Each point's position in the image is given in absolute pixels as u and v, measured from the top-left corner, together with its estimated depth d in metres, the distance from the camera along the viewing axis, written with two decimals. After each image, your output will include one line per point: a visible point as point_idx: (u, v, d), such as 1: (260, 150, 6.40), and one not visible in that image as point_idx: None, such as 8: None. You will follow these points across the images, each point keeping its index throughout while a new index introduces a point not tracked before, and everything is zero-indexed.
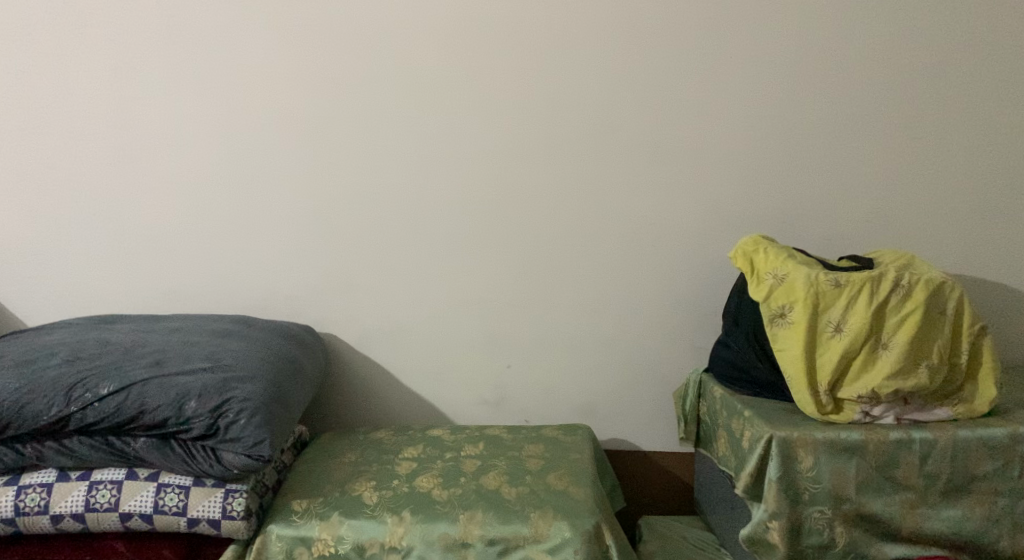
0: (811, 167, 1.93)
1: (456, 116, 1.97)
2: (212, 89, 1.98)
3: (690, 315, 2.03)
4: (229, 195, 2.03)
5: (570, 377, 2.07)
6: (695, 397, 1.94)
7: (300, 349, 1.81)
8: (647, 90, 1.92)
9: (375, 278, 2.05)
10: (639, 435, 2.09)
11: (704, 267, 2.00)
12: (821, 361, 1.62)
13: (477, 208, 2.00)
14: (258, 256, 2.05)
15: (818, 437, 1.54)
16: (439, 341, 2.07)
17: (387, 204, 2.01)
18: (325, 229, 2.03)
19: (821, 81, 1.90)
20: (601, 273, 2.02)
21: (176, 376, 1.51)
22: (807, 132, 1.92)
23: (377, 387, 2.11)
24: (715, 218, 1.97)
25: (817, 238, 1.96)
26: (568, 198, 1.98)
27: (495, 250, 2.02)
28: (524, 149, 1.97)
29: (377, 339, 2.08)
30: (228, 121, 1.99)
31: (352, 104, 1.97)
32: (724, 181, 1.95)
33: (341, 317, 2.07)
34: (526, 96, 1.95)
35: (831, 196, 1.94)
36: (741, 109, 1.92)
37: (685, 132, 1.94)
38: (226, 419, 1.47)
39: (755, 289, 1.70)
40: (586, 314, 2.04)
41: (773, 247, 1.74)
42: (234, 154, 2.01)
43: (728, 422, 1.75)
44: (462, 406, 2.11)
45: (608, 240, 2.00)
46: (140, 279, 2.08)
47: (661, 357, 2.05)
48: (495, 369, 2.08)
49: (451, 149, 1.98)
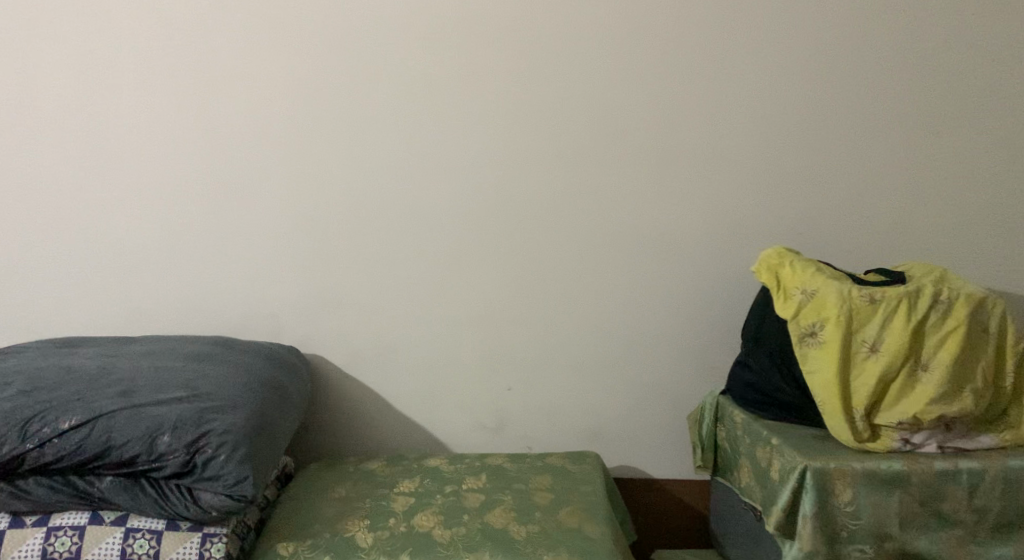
0: (831, 176, 1.82)
1: (450, 121, 1.83)
2: (188, 92, 1.83)
3: (703, 333, 1.89)
4: (208, 206, 1.87)
5: (575, 400, 1.93)
6: (711, 421, 1.80)
7: (285, 375, 1.65)
8: (655, 91, 1.80)
9: (365, 294, 1.90)
10: (649, 462, 1.96)
11: (717, 282, 1.87)
12: (856, 385, 1.50)
13: (474, 219, 1.86)
14: (237, 272, 1.90)
15: (856, 467, 1.42)
16: (433, 362, 1.93)
17: (378, 215, 1.87)
18: (311, 241, 1.88)
19: (841, 84, 1.78)
20: (609, 288, 1.88)
21: (147, 407, 1.34)
22: (828, 138, 1.80)
23: (367, 413, 1.95)
24: (731, 229, 1.84)
25: (839, 250, 1.84)
26: (572, 208, 1.85)
27: (494, 264, 1.88)
28: (526, 156, 1.83)
29: (368, 360, 1.93)
30: (204, 125, 1.84)
31: (340, 107, 1.83)
32: (738, 189, 1.83)
33: (328, 336, 1.92)
34: (526, 99, 1.81)
35: (853, 207, 1.82)
36: (756, 113, 1.80)
37: (696, 137, 1.81)
38: (203, 454, 1.31)
39: (782, 306, 1.58)
40: (592, 333, 1.90)
41: (800, 260, 1.62)
42: (210, 162, 1.86)
43: (752, 450, 1.62)
44: (459, 433, 1.96)
45: (615, 253, 1.87)
46: (108, 299, 1.91)
47: (674, 377, 1.92)
48: (495, 392, 1.94)
49: (447, 156, 1.84)
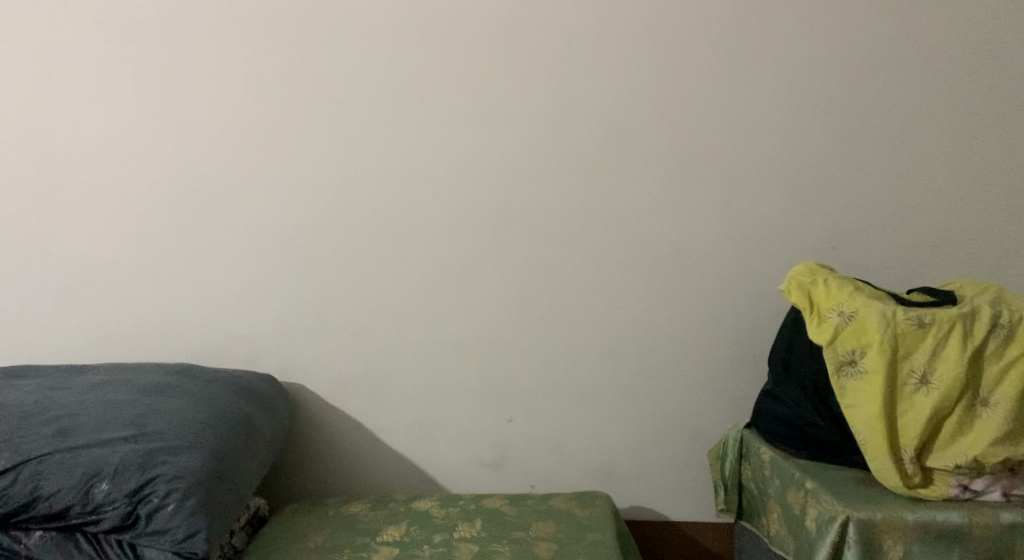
0: (868, 185, 1.63)
1: (443, 128, 1.66)
2: (154, 99, 1.68)
3: (725, 360, 1.70)
4: (178, 223, 1.71)
5: (583, 434, 1.74)
6: (735, 458, 1.61)
7: (256, 407, 1.48)
8: (669, 93, 1.62)
9: (351, 318, 1.73)
10: (666, 502, 1.76)
11: (740, 303, 1.68)
12: (904, 422, 1.30)
13: (469, 235, 1.69)
14: (210, 295, 1.73)
15: (907, 518, 1.24)
16: (426, 392, 1.74)
17: (366, 230, 1.69)
18: (292, 259, 1.71)
19: (876, 85, 1.60)
20: (621, 310, 1.70)
21: (85, 450, 1.19)
22: (864, 144, 1.62)
23: (353, 448, 1.77)
24: (756, 244, 1.66)
25: (878, 267, 1.65)
26: (578, 222, 1.67)
27: (491, 285, 1.70)
28: (528, 165, 1.66)
29: (354, 390, 1.75)
30: (173, 136, 1.69)
31: (323, 113, 1.66)
32: (762, 200, 1.64)
33: (310, 363, 1.74)
34: (528, 103, 1.64)
35: (892, 219, 1.64)
36: (782, 116, 1.62)
37: (715, 143, 1.63)
38: (148, 505, 1.15)
39: (816, 331, 1.39)
40: (601, 360, 1.72)
41: (836, 278, 1.42)
42: (180, 176, 1.70)
43: (782, 494, 1.43)
44: (455, 470, 1.77)
45: (626, 272, 1.68)
46: (71, 325, 1.76)
47: (693, 409, 1.72)
48: (494, 424, 1.75)
49: (441, 165, 1.67)
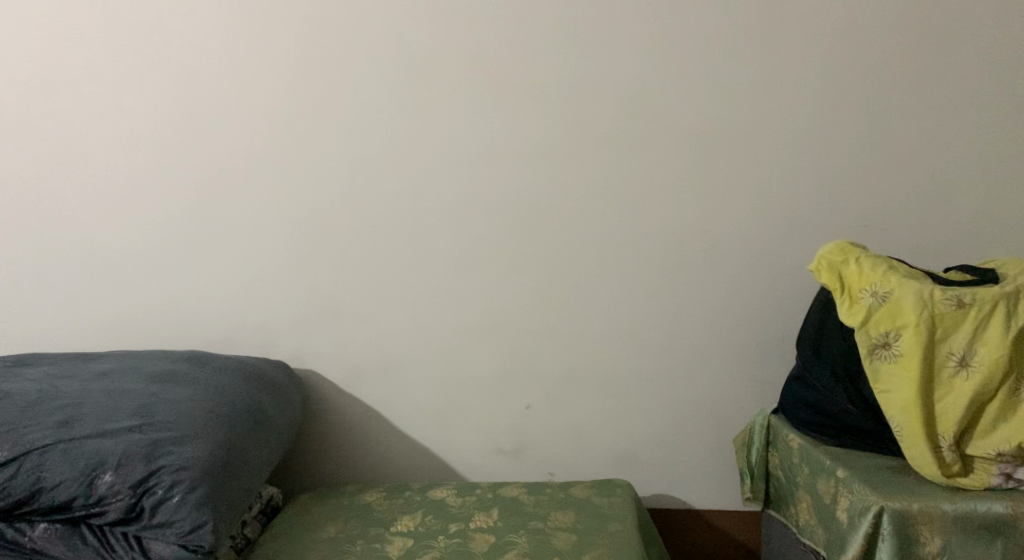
0: (903, 160, 1.55)
1: (457, 106, 1.60)
2: (162, 80, 1.63)
3: (751, 343, 1.64)
4: (188, 208, 1.67)
5: (603, 421, 1.69)
6: (762, 445, 1.56)
7: (267, 395, 1.45)
8: (692, 67, 1.54)
9: (365, 305, 1.68)
10: (690, 490, 1.71)
11: (767, 285, 1.61)
12: (942, 407, 1.23)
13: (484, 217, 1.63)
14: (221, 281, 1.69)
15: (946, 509, 1.18)
16: (442, 379, 1.70)
17: (378, 214, 1.64)
18: (304, 245, 1.67)
19: (912, 53, 1.51)
20: (643, 294, 1.64)
21: (88, 440, 1.17)
22: (899, 116, 1.53)
23: (368, 436, 1.73)
24: (784, 224, 1.58)
25: (913, 246, 1.57)
26: (597, 203, 1.61)
27: (507, 268, 1.65)
28: (545, 144, 1.60)
29: (370, 378, 1.71)
30: (181, 119, 1.64)
31: (334, 93, 1.61)
32: (790, 177, 1.57)
33: (324, 350, 1.71)
34: (545, 78, 1.57)
35: (928, 195, 1.55)
36: (812, 87, 1.54)
37: (741, 118, 1.55)
38: (152, 497, 1.12)
39: (848, 312, 1.32)
40: (622, 345, 1.66)
41: (868, 257, 1.35)
42: (189, 160, 1.66)
43: (812, 482, 1.37)
44: (472, 458, 1.73)
45: (647, 253, 1.62)
46: (83, 313, 1.73)
47: (718, 395, 1.66)
48: (512, 411, 1.71)
49: (456, 146, 1.61)
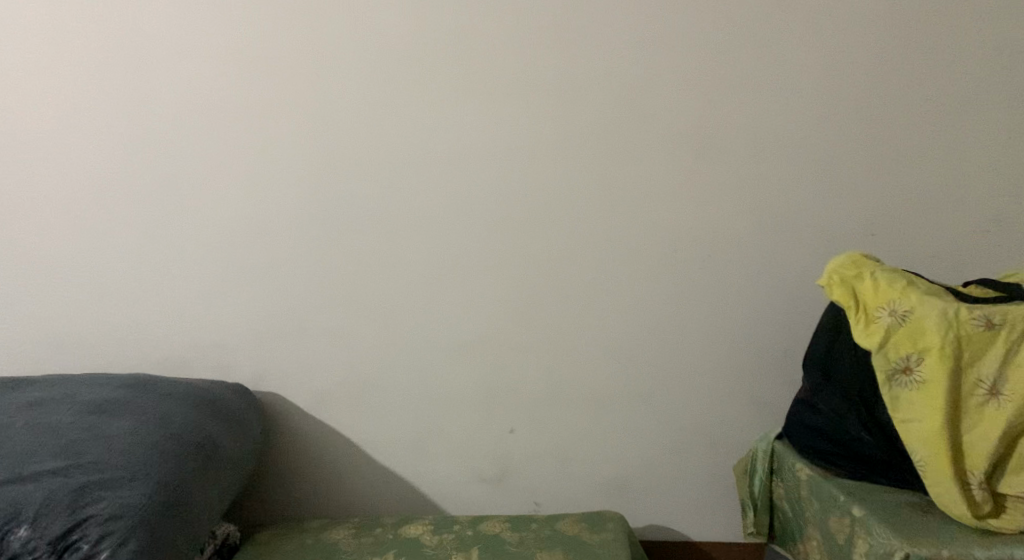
0: (917, 164, 1.43)
1: (432, 106, 1.45)
2: (106, 75, 1.46)
3: (751, 363, 1.51)
4: (137, 216, 1.51)
5: (593, 447, 1.56)
6: (765, 474, 1.44)
7: (222, 425, 1.30)
8: (689, 64, 1.41)
9: (333, 322, 1.54)
10: (685, 520, 1.58)
11: (769, 299, 1.49)
12: (970, 439, 1.11)
13: (462, 226, 1.49)
14: (175, 296, 1.54)
15: (977, 555, 1.06)
16: (417, 402, 1.56)
17: (346, 223, 1.50)
18: (265, 257, 1.52)
19: (926, 50, 1.39)
20: (636, 310, 1.51)
21: (6, 488, 1.04)
22: (912, 118, 1.41)
23: (337, 464, 1.59)
24: (789, 233, 1.46)
25: (927, 257, 1.45)
26: (586, 211, 1.47)
27: (488, 282, 1.51)
28: (529, 147, 1.46)
29: (338, 401, 1.57)
30: (128, 118, 1.48)
31: (297, 91, 1.46)
32: (795, 183, 1.44)
33: (288, 371, 1.56)
34: (528, 75, 1.43)
35: (941, 202, 1.44)
36: (819, 86, 1.41)
37: (741, 120, 1.43)
38: (77, 553, 1.00)
39: (863, 333, 1.20)
40: (612, 365, 1.53)
41: (884, 272, 1.24)
42: (137, 164, 1.50)
43: (824, 519, 1.25)
44: (451, 487, 1.60)
45: (639, 266, 1.49)
46: (21, 331, 1.56)
47: (716, 418, 1.54)
48: (494, 436, 1.57)
49: (432, 149, 1.47)
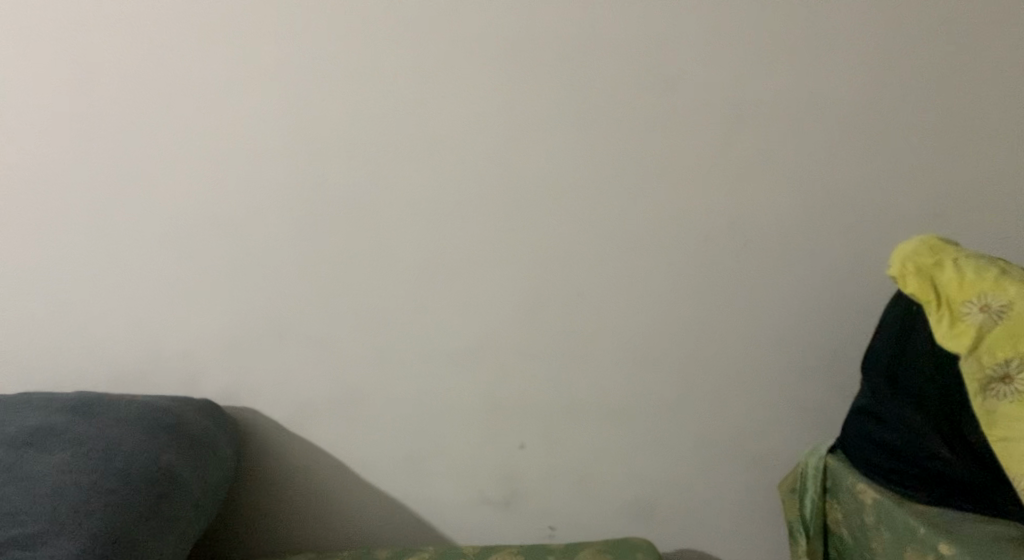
0: (983, 134, 1.25)
1: (421, 73, 1.22)
2: (25, 41, 1.20)
3: (792, 364, 1.34)
4: (81, 209, 1.27)
5: (614, 463, 1.37)
6: (818, 494, 1.23)
7: (183, 456, 1.09)
8: (725, 20, 1.20)
9: (315, 328, 1.32)
10: (717, 540, 1.42)
11: (812, 292, 1.31)
12: None
13: (461, 214, 1.28)
14: (124, 304, 1.31)
15: None
16: (411, 417, 1.36)
17: (323, 214, 1.27)
18: (229, 255, 1.29)
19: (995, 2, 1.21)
20: (662, 307, 1.31)
21: None
22: (979, 80, 1.23)
23: (322, 488, 1.39)
24: (839, 215, 1.27)
25: (991, 239, 1.29)
26: (605, 194, 1.26)
27: (492, 279, 1.30)
28: (543, 120, 1.24)
29: (322, 417, 1.36)
30: (57, 94, 1.23)
31: (258, 58, 1.21)
32: (845, 157, 1.25)
33: (262, 386, 1.35)
34: (536, 36, 1.20)
35: (1006, 178, 1.27)
36: (876, 45, 1.21)
37: (786, 85, 1.23)
38: None
39: (949, 334, 1.03)
40: (636, 371, 1.34)
41: (969, 258, 1.05)
42: (72, 149, 1.25)
43: (897, 552, 1.04)
44: (453, 511, 1.40)
45: (666, 257, 1.29)
46: None
47: (755, 425, 1.36)
48: (501, 453, 1.37)
49: (428, 124, 1.24)
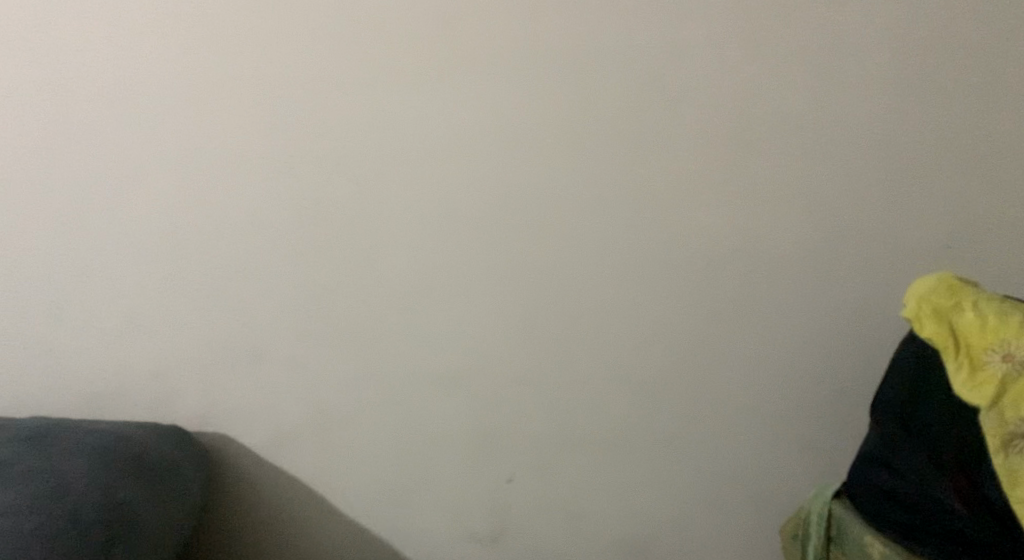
0: (1002, 168, 1.19)
1: (413, 90, 1.15)
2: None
3: (796, 402, 1.27)
4: (48, 224, 1.19)
5: (606, 501, 1.30)
6: (822, 543, 1.15)
7: (143, 494, 1.02)
8: (736, 42, 1.13)
9: (296, 352, 1.25)
10: None
11: (819, 328, 1.24)
12: None
13: (451, 238, 1.21)
14: (94, 324, 1.23)
15: None
16: (394, 449, 1.29)
17: (305, 235, 1.21)
18: (206, 276, 1.22)
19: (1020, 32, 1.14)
20: (661, 340, 1.24)
21: None
22: (999, 113, 1.17)
23: (298, 519, 1.32)
24: (849, 248, 1.21)
25: (1009, 273, 1.23)
26: (603, 220, 1.20)
27: (482, 306, 1.23)
28: (541, 142, 1.17)
29: (300, 447, 1.29)
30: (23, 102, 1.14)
31: (240, 70, 1.14)
32: (858, 187, 1.19)
33: (237, 413, 1.28)
34: (535, 53, 1.14)
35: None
36: (894, 71, 1.15)
37: (798, 111, 1.16)
38: None
39: (969, 383, 0.97)
40: (631, 406, 1.27)
41: (990, 303, 1.00)
42: (39, 161, 1.17)
43: None
44: (434, 547, 1.33)
45: (666, 288, 1.22)
46: None
47: (755, 465, 1.29)
48: (487, 488, 1.30)
49: (421, 140, 1.17)
